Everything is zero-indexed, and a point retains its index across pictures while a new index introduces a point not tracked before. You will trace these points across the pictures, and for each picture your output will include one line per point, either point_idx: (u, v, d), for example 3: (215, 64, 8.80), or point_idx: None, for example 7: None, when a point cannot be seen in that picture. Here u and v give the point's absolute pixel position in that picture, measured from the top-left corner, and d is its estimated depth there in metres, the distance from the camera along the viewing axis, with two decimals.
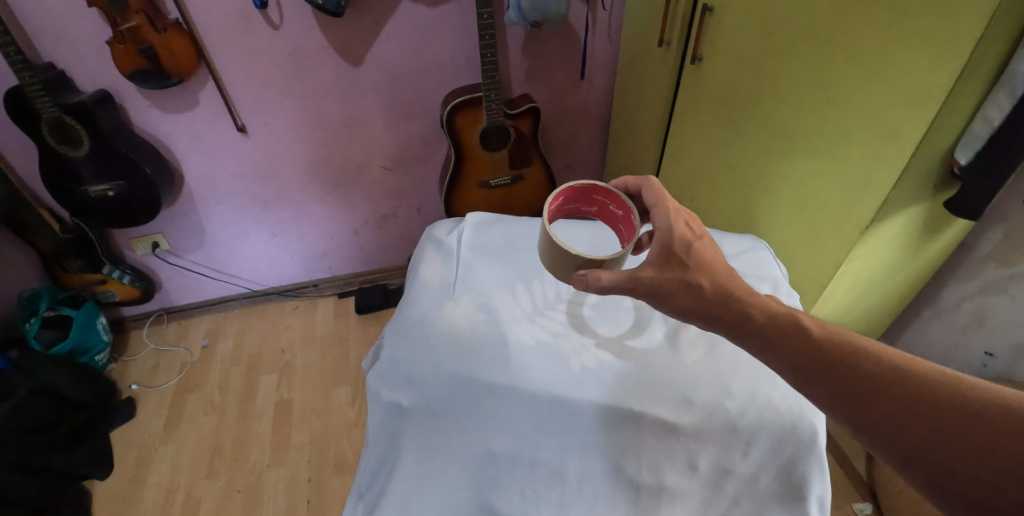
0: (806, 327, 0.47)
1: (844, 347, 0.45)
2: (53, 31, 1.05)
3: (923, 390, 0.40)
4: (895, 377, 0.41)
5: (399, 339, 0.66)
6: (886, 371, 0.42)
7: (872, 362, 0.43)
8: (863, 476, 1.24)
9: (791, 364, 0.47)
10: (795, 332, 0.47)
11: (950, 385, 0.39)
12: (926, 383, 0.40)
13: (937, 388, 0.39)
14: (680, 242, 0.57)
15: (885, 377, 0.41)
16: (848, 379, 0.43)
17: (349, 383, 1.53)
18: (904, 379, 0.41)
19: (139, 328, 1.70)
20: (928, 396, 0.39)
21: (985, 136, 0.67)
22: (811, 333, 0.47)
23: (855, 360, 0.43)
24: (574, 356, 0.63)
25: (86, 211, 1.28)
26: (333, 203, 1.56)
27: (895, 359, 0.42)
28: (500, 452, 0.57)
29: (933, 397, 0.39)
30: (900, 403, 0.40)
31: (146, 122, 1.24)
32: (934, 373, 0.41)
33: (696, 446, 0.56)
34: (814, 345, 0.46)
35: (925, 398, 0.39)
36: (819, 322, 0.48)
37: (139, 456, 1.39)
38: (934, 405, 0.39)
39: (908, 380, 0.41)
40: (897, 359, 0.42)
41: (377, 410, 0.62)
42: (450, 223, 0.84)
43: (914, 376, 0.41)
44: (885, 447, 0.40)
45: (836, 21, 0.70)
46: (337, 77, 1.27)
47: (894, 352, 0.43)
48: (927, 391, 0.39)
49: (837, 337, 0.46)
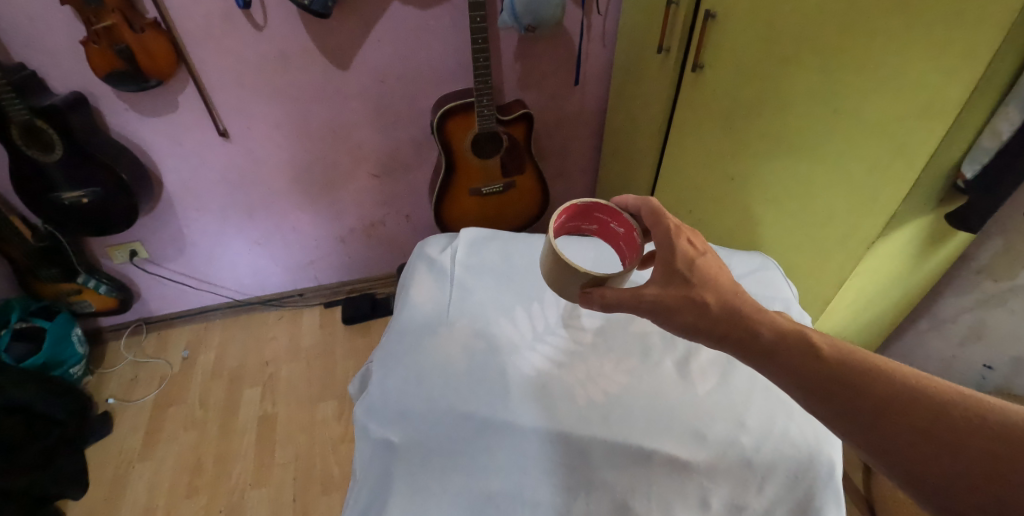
0: (813, 344, 0.44)
1: (856, 365, 0.41)
2: (24, 30, 0.99)
3: (937, 410, 0.36)
4: (908, 397, 0.38)
5: (389, 368, 0.62)
6: (897, 388, 0.39)
7: (881, 381, 0.39)
8: (862, 490, 1.21)
9: (802, 385, 0.43)
10: (802, 350, 0.44)
11: (967, 406, 0.36)
12: (938, 401, 0.37)
13: (951, 407, 0.36)
14: (682, 259, 0.54)
15: (894, 397, 0.38)
16: (853, 395, 0.40)
17: (336, 396, 1.48)
18: (920, 399, 0.37)
19: (117, 339, 1.63)
20: (940, 416, 0.36)
21: (992, 151, 0.64)
22: (821, 352, 0.43)
23: (864, 379, 0.40)
24: (580, 388, 0.60)
25: (60, 220, 1.22)
26: (319, 210, 1.51)
27: (903, 375, 0.39)
28: (500, 492, 0.52)
29: (947, 417, 0.36)
30: (913, 423, 0.36)
31: (124, 125, 1.17)
32: (947, 393, 0.37)
33: (709, 484, 0.53)
34: (826, 365, 0.42)
35: (936, 420, 0.36)
36: (828, 339, 0.44)
37: (116, 474, 1.32)
38: (947, 425, 0.35)
39: (922, 400, 0.37)
40: (910, 377, 0.39)
41: (365, 447, 0.57)
42: (444, 238, 0.80)
43: (929, 396, 0.37)
44: (904, 476, 0.36)
45: (846, 28, 0.68)
46: (323, 81, 1.23)
47: (902, 368, 0.40)
48: (938, 410, 0.36)
49: (849, 356, 0.42)
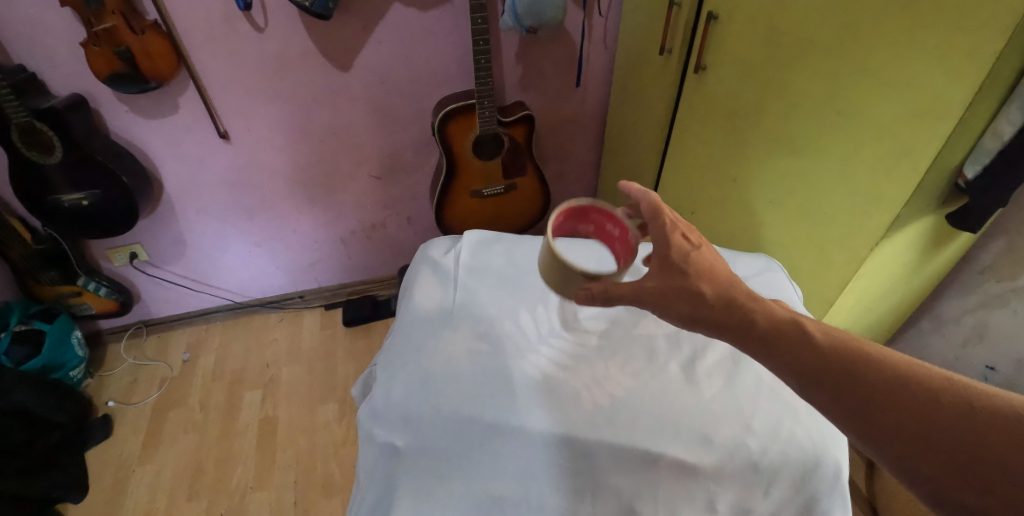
0: (811, 335, 0.43)
1: (848, 354, 0.40)
2: (23, 32, 0.99)
3: (928, 397, 0.36)
4: (901, 385, 0.37)
5: (393, 372, 0.62)
6: (890, 376, 0.38)
7: (875, 370, 0.39)
8: (863, 491, 1.21)
9: (797, 373, 0.42)
10: (797, 342, 0.43)
11: (957, 394, 0.35)
12: (929, 391, 0.36)
13: (939, 394, 0.36)
14: (678, 252, 0.53)
15: (886, 386, 0.37)
16: (845, 385, 0.39)
17: (337, 398, 1.48)
18: (911, 386, 0.37)
19: (117, 341, 1.62)
20: (932, 403, 0.35)
21: (995, 152, 0.64)
22: (815, 339, 0.42)
23: (858, 368, 0.39)
24: (585, 392, 0.59)
25: (60, 222, 1.21)
26: (320, 212, 1.50)
27: (898, 364, 0.38)
28: (505, 496, 0.52)
29: (940, 406, 0.35)
30: (906, 411, 0.36)
31: (124, 127, 1.17)
32: (940, 380, 0.36)
33: (716, 487, 0.53)
34: (823, 356, 0.41)
35: (928, 408, 0.35)
36: (825, 328, 0.43)
37: (116, 477, 1.32)
38: (933, 413, 0.35)
39: (915, 387, 0.37)
40: (902, 364, 0.38)
41: (369, 451, 0.58)
42: (447, 240, 0.80)
43: (921, 383, 0.37)
44: (896, 466, 0.36)
45: (849, 29, 0.68)
46: (324, 83, 1.23)
47: (895, 355, 0.39)
48: (929, 396, 0.36)
49: (846, 345, 0.41)
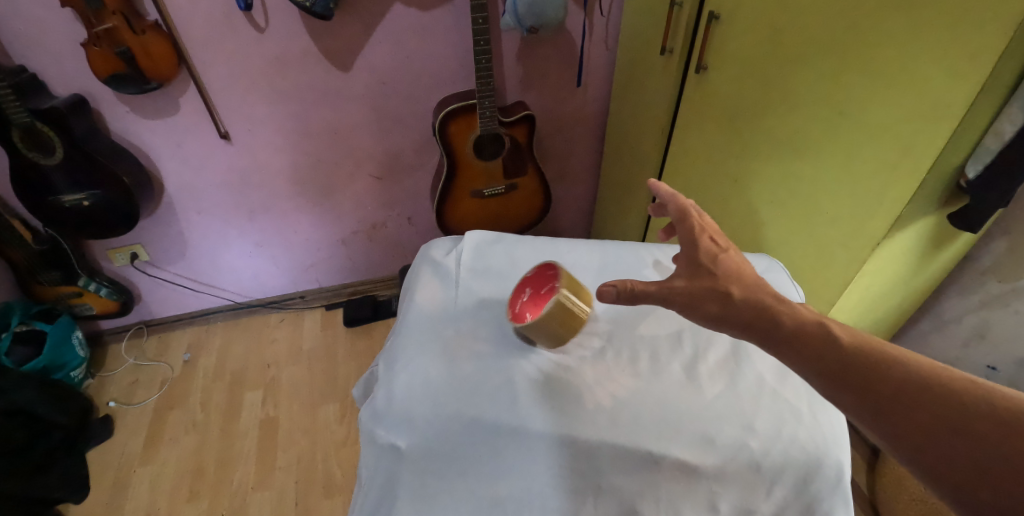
0: (837, 336, 0.42)
1: (869, 355, 0.40)
2: (24, 33, 0.99)
3: (950, 397, 0.35)
4: (922, 387, 0.36)
5: (396, 372, 0.62)
6: (912, 377, 0.37)
7: (897, 370, 0.38)
8: (865, 491, 1.21)
9: (820, 374, 0.42)
10: (820, 342, 0.43)
11: (978, 395, 0.34)
12: (949, 392, 0.35)
13: (959, 395, 0.35)
14: (706, 254, 0.54)
15: (906, 388, 0.37)
16: (866, 385, 0.39)
17: (337, 398, 1.48)
18: (932, 387, 0.36)
19: (118, 342, 1.62)
20: (954, 405, 0.34)
21: (996, 151, 0.64)
22: (841, 342, 0.42)
23: (879, 369, 0.39)
24: (587, 393, 0.59)
25: (61, 223, 1.21)
26: (321, 212, 1.50)
27: (919, 365, 0.38)
28: (507, 497, 0.52)
29: (963, 406, 0.34)
30: (927, 412, 0.35)
31: (124, 128, 1.17)
32: (962, 381, 0.36)
33: (719, 488, 0.53)
34: (846, 357, 0.41)
35: (948, 408, 0.35)
36: (850, 330, 0.43)
37: (117, 477, 1.32)
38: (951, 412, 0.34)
39: (936, 388, 0.36)
40: (924, 367, 0.38)
41: (371, 452, 0.58)
42: (448, 241, 0.80)
43: (942, 384, 0.36)
44: (920, 470, 0.35)
45: (851, 30, 0.68)
46: (324, 83, 1.23)
47: (922, 358, 0.39)
48: (951, 397, 0.35)
49: (869, 347, 0.41)
